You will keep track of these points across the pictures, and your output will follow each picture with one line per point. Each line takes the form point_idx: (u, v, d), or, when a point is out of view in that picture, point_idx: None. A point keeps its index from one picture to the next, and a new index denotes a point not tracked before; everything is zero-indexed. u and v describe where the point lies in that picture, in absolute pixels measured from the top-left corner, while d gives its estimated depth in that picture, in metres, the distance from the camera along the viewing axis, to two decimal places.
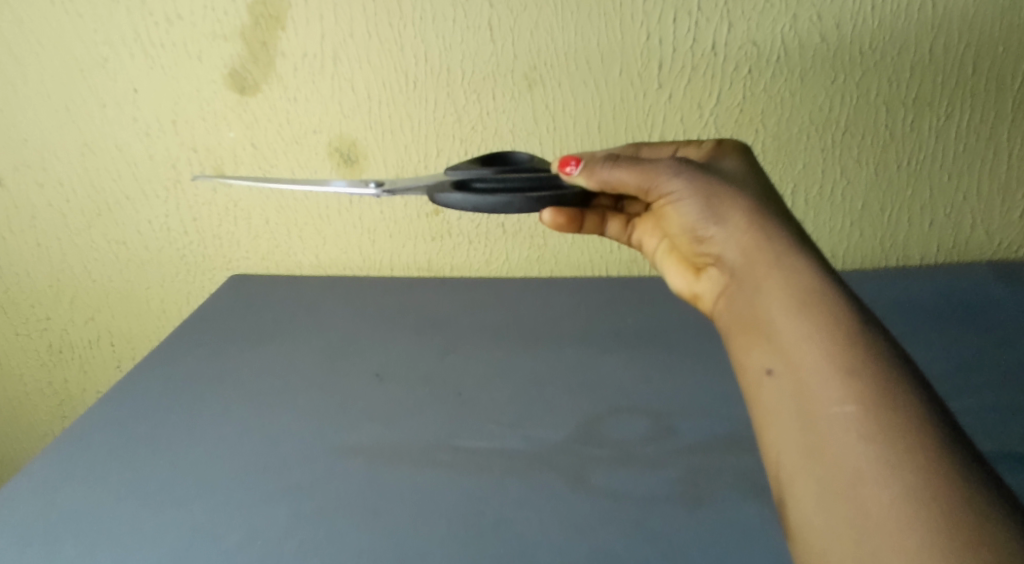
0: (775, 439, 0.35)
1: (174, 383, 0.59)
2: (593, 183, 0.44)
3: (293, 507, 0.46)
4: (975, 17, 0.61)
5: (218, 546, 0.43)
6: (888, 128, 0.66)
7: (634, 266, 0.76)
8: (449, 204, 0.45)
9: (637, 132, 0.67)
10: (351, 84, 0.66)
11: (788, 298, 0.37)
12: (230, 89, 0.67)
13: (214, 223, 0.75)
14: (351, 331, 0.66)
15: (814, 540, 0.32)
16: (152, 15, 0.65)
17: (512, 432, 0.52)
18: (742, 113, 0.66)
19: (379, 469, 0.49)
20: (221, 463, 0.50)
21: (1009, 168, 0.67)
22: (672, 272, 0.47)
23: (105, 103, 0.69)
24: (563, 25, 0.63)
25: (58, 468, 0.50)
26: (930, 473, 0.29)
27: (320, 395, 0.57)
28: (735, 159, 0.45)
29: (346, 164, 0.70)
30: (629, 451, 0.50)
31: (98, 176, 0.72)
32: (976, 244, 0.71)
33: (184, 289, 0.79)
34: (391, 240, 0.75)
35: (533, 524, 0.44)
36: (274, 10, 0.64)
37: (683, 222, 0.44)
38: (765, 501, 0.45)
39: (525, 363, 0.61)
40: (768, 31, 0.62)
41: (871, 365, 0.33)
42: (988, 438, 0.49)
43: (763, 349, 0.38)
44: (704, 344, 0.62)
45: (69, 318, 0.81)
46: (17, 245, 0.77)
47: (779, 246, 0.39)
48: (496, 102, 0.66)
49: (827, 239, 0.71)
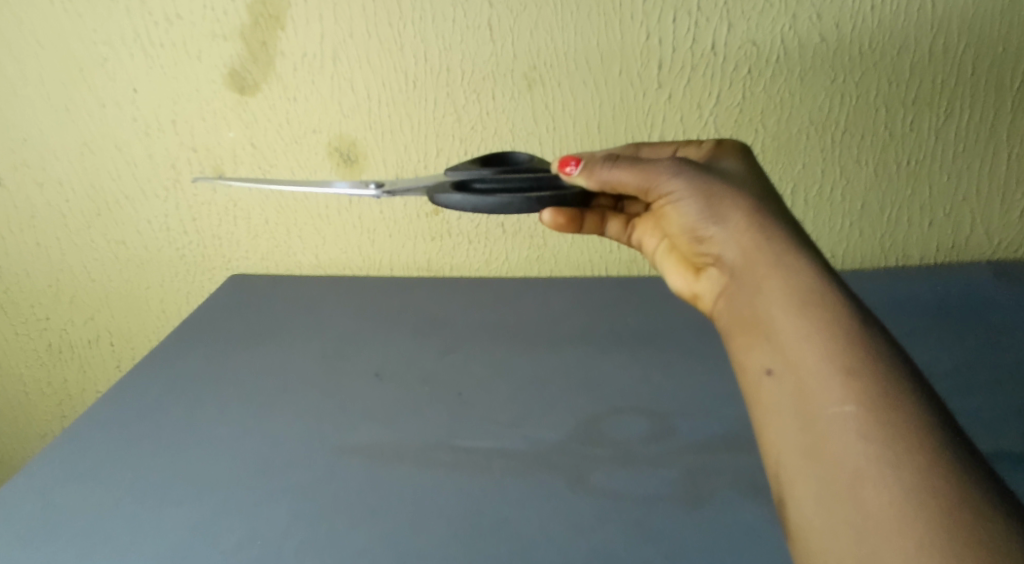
0: (774, 439, 0.35)
1: (174, 383, 0.59)
2: (593, 183, 0.44)
3: (293, 507, 0.46)
4: (975, 17, 0.61)
5: (219, 546, 0.43)
6: (887, 128, 0.66)
7: (634, 266, 0.76)
8: (449, 204, 0.45)
9: (637, 132, 0.67)
10: (351, 84, 0.66)
11: (788, 298, 0.37)
12: (229, 89, 0.67)
13: (214, 223, 0.75)
14: (351, 331, 0.66)
15: (813, 541, 0.32)
16: (152, 14, 0.65)
17: (512, 431, 0.52)
18: (741, 113, 0.66)
19: (379, 469, 0.49)
20: (221, 463, 0.50)
21: (1009, 168, 0.67)
22: (672, 272, 0.47)
23: (105, 103, 0.69)
24: (563, 25, 0.63)
25: (57, 468, 0.50)
26: (929, 472, 0.29)
27: (320, 395, 0.57)
28: (735, 159, 0.45)
29: (346, 164, 0.70)
30: (629, 450, 0.50)
31: (98, 176, 0.72)
32: (976, 244, 0.71)
33: (183, 289, 0.79)
34: (390, 240, 0.75)
35: (533, 524, 0.44)
36: (274, 10, 0.64)
37: (683, 222, 0.44)
38: (765, 501, 0.45)
39: (524, 362, 0.61)
40: (768, 31, 0.62)
41: (870, 365, 0.33)
42: (987, 438, 0.49)
43: (763, 349, 0.38)
44: (704, 344, 0.62)
45: (68, 318, 0.81)
46: (17, 245, 0.76)
47: (779, 246, 0.39)
48: (496, 102, 0.66)
49: (827, 239, 0.71)
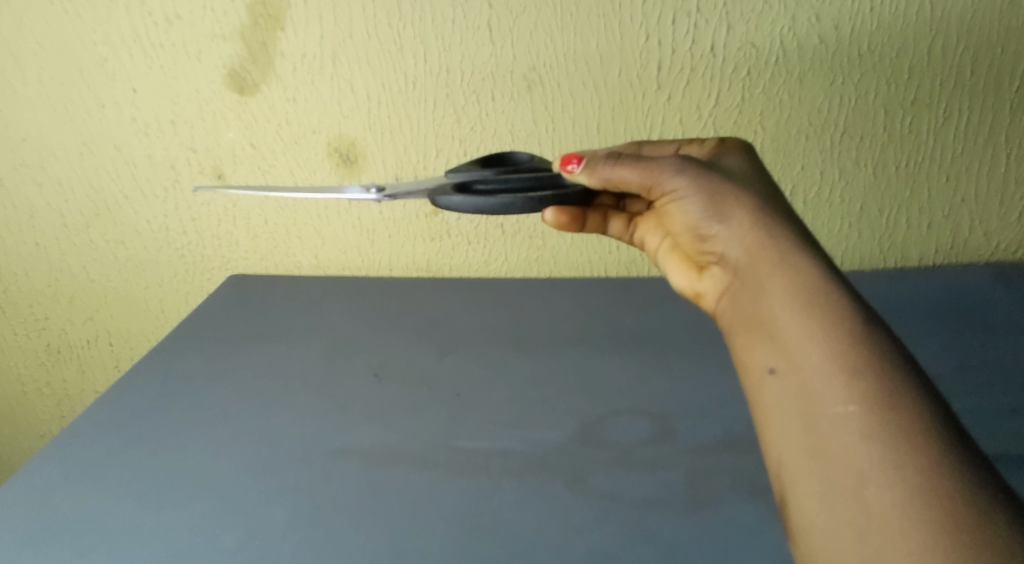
0: (777, 438, 0.35)
1: (175, 383, 0.59)
2: (595, 181, 0.44)
3: (292, 508, 0.46)
4: (974, 19, 0.61)
5: (218, 545, 0.43)
6: (887, 129, 0.66)
7: (634, 267, 0.76)
8: (450, 206, 0.45)
9: (636, 133, 0.67)
10: (351, 84, 0.66)
11: (792, 297, 0.37)
12: (229, 90, 0.67)
13: (213, 224, 0.75)
14: (351, 333, 0.66)
15: (816, 540, 0.32)
16: (152, 14, 0.64)
17: (511, 432, 0.52)
18: (740, 114, 0.66)
19: (379, 471, 0.48)
20: (221, 463, 0.50)
21: (1009, 169, 0.67)
22: (674, 271, 0.47)
23: (105, 103, 0.68)
24: (562, 26, 0.63)
25: (57, 468, 0.50)
26: (933, 473, 0.29)
27: (319, 395, 0.57)
28: (737, 157, 0.46)
29: (346, 164, 0.70)
30: (630, 451, 0.50)
31: (98, 176, 0.72)
32: (975, 245, 0.71)
33: (183, 289, 0.79)
34: (390, 240, 0.75)
35: (532, 525, 0.44)
36: (274, 10, 0.63)
37: (685, 220, 0.43)
38: (765, 501, 0.45)
39: (525, 363, 0.60)
40: (768, 32, 0.62)
41: (873, 364, 0.33)
42: (987, 438, 0.49)
43: (767, 348, 0.38)
44: (705, 344, 0.62)
45: (67, 317, 0.80)
46: (17, 245, 0.76)
47: (781, 245, 0.39)
48: (496, 103, 0.66)
49: (827, 239, 0.71)
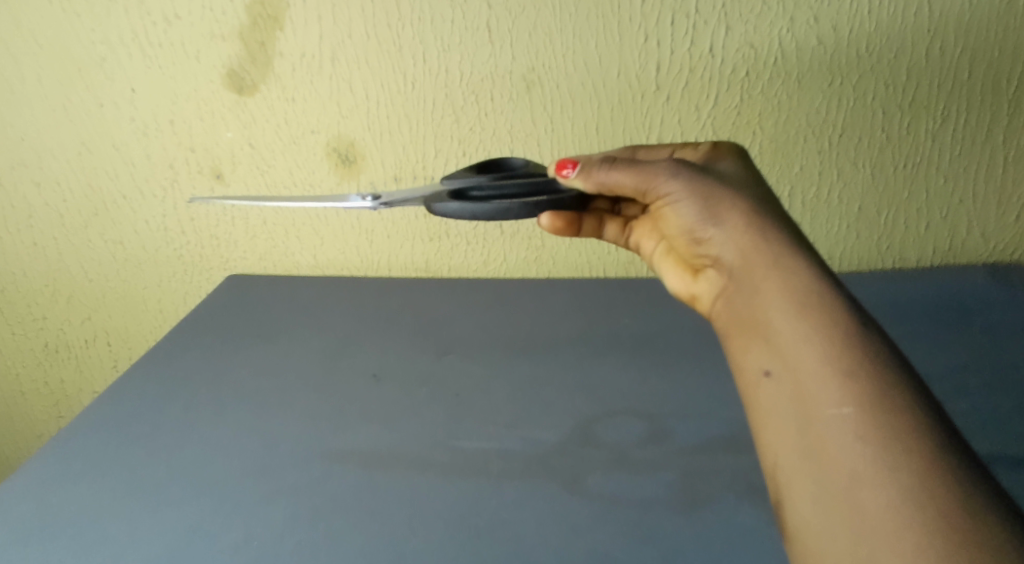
0: (772, 441, 0.35)
1: (171, 383, 0.59)
2: (590, 185, 0.44)
3: (290, 508, 0.46)
4: (972, 20, 0.61)
5: (217, 545, 0.43)
6: (883, 131, 0.66)
7: (632, 267, 0.76)
8: (447, 213, 0.45)
9: (635, 134, 0.67)
10: (350, 84, 0.66)
11: (787, 300, 0.37)
12: (228, 89, 0.67)
13: (212, 224, 0.75)
14: (349, 333, 0.66)
15: (813, 542, 0.32)
16: (151, 14, 0.64)
17: (510, 432, 0.52)
18: (739, 115, 0.66)
19: (377, 473, 0.49)
20: (220, 463, 0.50)
21: (1006, 169, 0.67)
22: (670, 273, 0.47)
23: (103, 102, 0.69)
24: (562, 27, 0.63)
25: (54, 467, 0.50)
26: (926, 474, 0.29)
27: (317, 395, 0.57)
28: (731, 160, 0.46)
29: (345, 164, 0.70)
30: (627, 451, 0.50)
31: (96, 175, 0.72)
32: (973, 246, 0.71)
33: (182, 289, 0.79)
34: (389, 241, 0.75)
35: (531, 526, 0.44)
36: (274, 10, 0.63)
37: (681, 223, 0.44)
38: (762, 501, 0.45)
39: (523, 364, 0.61)
40: (766, 34, 0.62)
41: (867, 367, 0.33)
42: (985, 440, 0.49)
43: (761, 350, 0.38)
44: (704, 345, 0.62)
45: (65, 317, 0.81)
46: (15, 245, 0.76)
47: (777, 247, 0.39)
48: (495, 103, 0.66)
49: (825, 240, 0.71)
